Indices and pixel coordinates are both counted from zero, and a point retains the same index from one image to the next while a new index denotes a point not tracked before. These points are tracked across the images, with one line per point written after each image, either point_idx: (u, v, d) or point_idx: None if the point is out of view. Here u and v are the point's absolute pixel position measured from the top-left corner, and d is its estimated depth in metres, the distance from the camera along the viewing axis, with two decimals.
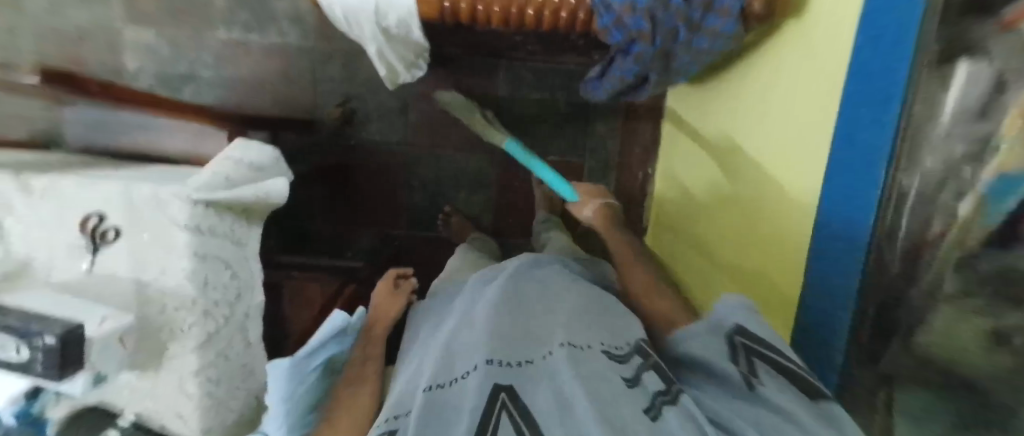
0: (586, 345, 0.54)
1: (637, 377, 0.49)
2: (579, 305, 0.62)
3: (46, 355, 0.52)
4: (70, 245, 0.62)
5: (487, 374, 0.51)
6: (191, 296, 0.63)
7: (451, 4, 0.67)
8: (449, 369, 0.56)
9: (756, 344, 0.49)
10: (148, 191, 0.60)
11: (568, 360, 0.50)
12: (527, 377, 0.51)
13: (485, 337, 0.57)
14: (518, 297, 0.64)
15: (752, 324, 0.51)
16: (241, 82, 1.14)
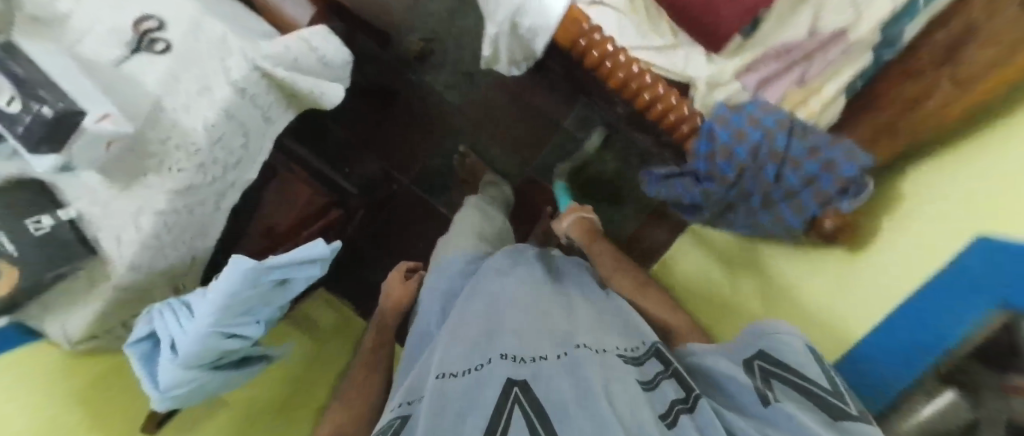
0: (600, 349, 0.54)
1: (652, 386, 0.50)
2: (585, 315, 0.61)
3: (37, 121, 0.51)
4: (111, 29, 0.58)
5: (506, 370, 0.49)
6: (198, 145, 0.60)
7: (586, 43, 0.66)
8: (463, 356, 0.53)
9: (774, 366, 0.51)
10: (219, 29, 0.57)
11: (591, 359, 0.50)
12: (546, 369, 0.50)
13: (504, 329, 0.56)
14: (536, 291, 0.64)
15: (773, 344, 0.52)
16: None
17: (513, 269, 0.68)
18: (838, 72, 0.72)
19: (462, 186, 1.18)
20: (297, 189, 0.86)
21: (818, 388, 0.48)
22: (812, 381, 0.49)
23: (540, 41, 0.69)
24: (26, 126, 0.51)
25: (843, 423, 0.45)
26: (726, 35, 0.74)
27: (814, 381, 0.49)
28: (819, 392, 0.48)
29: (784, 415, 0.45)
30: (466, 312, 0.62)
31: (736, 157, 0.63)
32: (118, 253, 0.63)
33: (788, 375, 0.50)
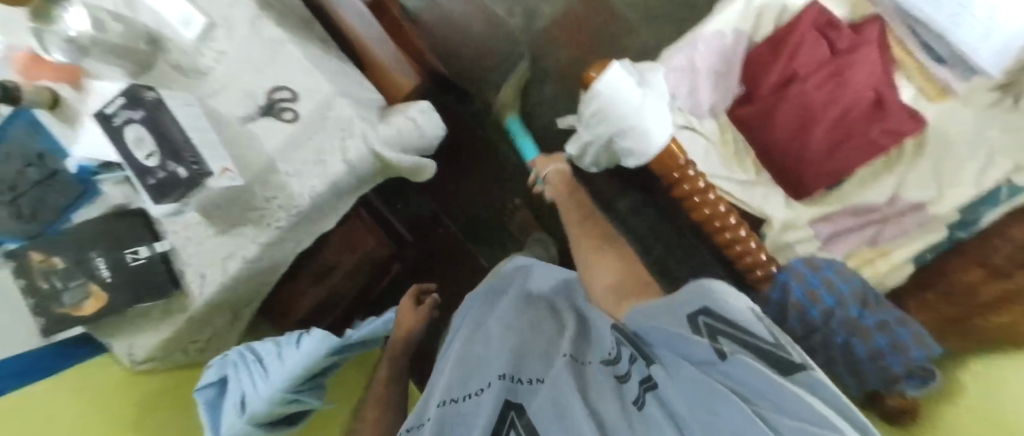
0: (585, 361, 0.59)
1: (625, 377, 0.53)
2: (572, 330, 0.67)
3: (172, 178, 0.53)
4: (242, 90, 0.60)
5: (500, 390, 0.56)
6: (300, 209, 0.63)
7: (679, 175, 0.68)
8: (463, 384, 0.61)
9: (722, 322, 0.43)
10: (347, 112, 0.60)
11: (569, 369, 0.56)
12: (535, 391, 0.57)
13: (500, 350, 0.63)
14: (529, 315, 0.71)
15: (716, 300, 0.43)
16: (447, 14, 1.12)
17: (513, 294, 0.76)
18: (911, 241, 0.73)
19: (507, 245, 1.20)
20: (363, 239, 0.87)
21: (766, 338, 0.41)
22: (750, 329, 0.42)
23: (631, 161, 0.72)
24: (157, 179, 0.53)
25: (803, 378, 0.38)
26: (807, 188, 0.72)
27: (760, 329, 0.41)
28: (765, 344, 0.41)
29: (743, 369, 0.40)
30: (476, 337, 0.69)
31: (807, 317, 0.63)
32: (198, 290, 0.65)
33: (734, 331, 0.43)
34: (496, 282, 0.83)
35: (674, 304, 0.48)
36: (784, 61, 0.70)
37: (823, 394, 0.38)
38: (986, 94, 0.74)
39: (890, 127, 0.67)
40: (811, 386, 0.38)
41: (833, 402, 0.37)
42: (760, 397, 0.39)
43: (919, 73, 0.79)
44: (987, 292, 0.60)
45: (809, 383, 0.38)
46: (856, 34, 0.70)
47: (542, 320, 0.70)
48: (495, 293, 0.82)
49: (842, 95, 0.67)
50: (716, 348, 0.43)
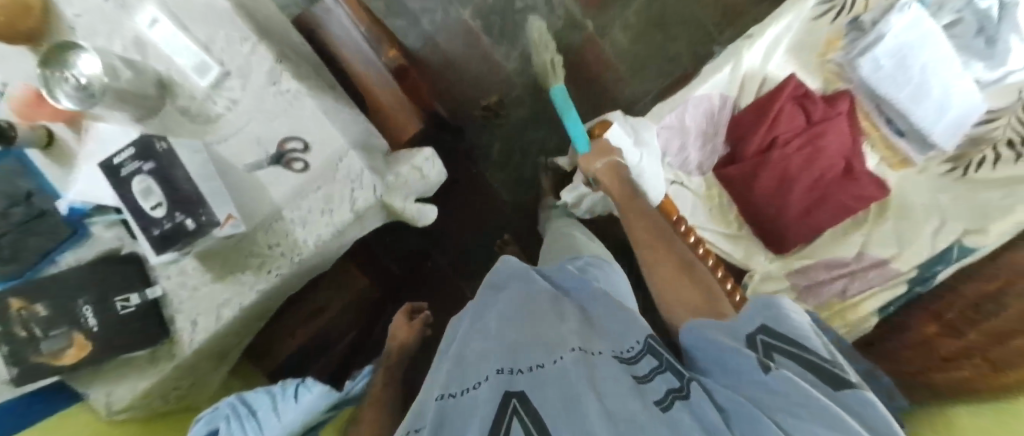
0: (597, 350, 0.53)
1: (646, 378, 0.48)
2: (581, 318, 0.60)
3: (176, 229, 0.52)
4: (252, 138, 0.60)
5: (499, 382, 0.50)
6: (302, 256, 0.63)
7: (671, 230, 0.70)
8: (461, 378, 0.54)
9: (778, 340, 0.48)
10: (358, 165, 0.60)
11: (577, 363, 0.50)
12: (541, 379, 0.50)
13: (499, 344, 0.56)
14: (524, 303, 0.64)
15: (775, 319, 0.50)
16: (443, 54, 1.14)
17: (512, 283, 0.70)
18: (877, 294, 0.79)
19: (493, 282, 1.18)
20: (355, 276, 0.91)
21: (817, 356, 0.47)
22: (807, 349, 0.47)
23: None
24: (162, 230, 0.52)
25: (849, 393, 0.43)
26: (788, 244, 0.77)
27: (812, 348, 0.47)
28: (817, 360, 0.46)
29: (786, 382, 0.43)
30: (475, 331, 0.62)
31: None
32: (189, 338, 0.63)
33: (788, 350, 0.48)
34: (494, 279, 0.74)
35: (727, 327, 0.52)
36: (767, 126, 0.75)
37: (863, 411, 0.41)
38: (938, 166, 1.00)
39: (858, 193, 0.74)
40: (849, 405, 0.42)
41: (869, 417, 0.41)
42: (795, 409, 0.42)
43: (885, 141, 1.03)
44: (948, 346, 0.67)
45: (848, 399, 0.43)
46: (829, 105, 0.77)
47: (543, 309, 0.63)
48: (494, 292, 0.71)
49: (819, 160, 0.73)
50: (763, 363, 0.46)
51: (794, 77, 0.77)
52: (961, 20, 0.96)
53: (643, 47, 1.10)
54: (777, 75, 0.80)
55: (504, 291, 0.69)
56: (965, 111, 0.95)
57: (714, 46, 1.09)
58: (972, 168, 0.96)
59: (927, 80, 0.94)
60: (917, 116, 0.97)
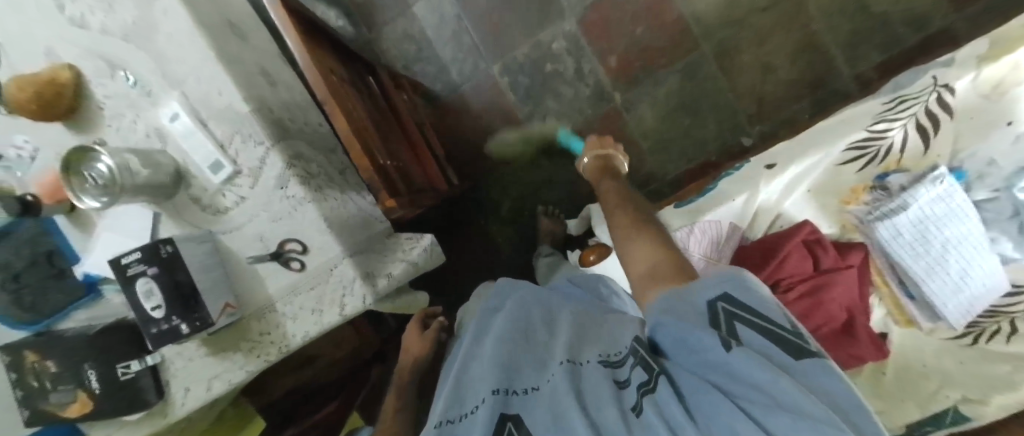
0: (584, 359, 0.49)
1: (626, 382, 0.43)
2: (575, 332, 0.57)
3: (169, 332, 0.56)
4: (254, 236, 0.63)
5: (493, 403, 0.47)
6: (289, 347, 0.65)
7: None
8: (460, 401, 0.51)
9: (741, 309, 0.38)
10: (351, 273, 0.63)
11: (563, 375, 0.46)
12: (534, 398, 0.47)
13: (492, 362, 0.53)
14: (519, 318, 0.62)
15: (734, 284, 0.39)
16: (468, 108, 1.16)
17: (508, 302, 0.68)
18: None
19: None
20: (348, 337, 0.99)
21: (782, 324, 0.37)
22: (771, 318, 0.38)
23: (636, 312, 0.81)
24: (159, 329, 0.56)
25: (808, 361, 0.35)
26: None
27: (776, 314, 0.38)
28: (783, 329, 0.37)
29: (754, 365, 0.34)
30: (473, 352, 0.60)
31: None
32: (181, 401, 0.67)
33: (753, 318, 0.38)
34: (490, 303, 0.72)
35: (678, 296, 0.41)
36: (773, 266, 0.72)
37: (822, 385, 0.34)
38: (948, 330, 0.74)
39: (855, 352, 0.72)
40: (809, 375, 0.34)
41: (826, 391, 0.34)
42: (753, 396, 0.34)
43: (891, 296, 0.75)
44: None
45: (809, 372, 0.35)
46: (842, 253, 0.74)
47: (538, 327, 0.61)
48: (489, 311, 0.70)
49: (819, 311, 0.71)
50: (726, 342, 0.37)
51: (810, 222, 0.74)
52: (997, 199, 0.69)
53: (669, 127, 1.10)
54: (794, 212, 0.77)
55: (502, 309, 0.67)
56: (986, 286, 0.68)
57: (743, 138, 1.09)
58: (972, 340, 0.74)
59: (951, 254, 0.67)
60: (930, 285, 0.69)
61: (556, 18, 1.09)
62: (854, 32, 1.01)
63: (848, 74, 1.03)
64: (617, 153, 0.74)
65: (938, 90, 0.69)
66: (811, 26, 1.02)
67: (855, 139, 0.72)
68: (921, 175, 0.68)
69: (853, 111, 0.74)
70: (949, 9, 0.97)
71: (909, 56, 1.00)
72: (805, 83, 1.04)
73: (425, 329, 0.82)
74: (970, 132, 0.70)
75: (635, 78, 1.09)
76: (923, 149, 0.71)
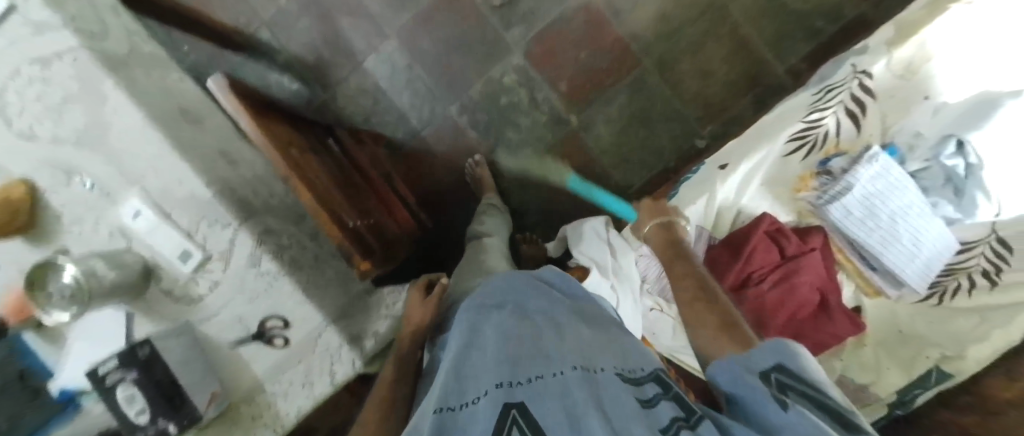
0: (599, 368, 0.42)
1: (652, 403, 0.37)
2: (583, 335, 0.48)
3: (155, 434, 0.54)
4: (234, 319, 0.63)
5: (497, 395, 0.39)
6: (281, 423, 0.66)
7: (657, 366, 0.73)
8: (459, 389, 0.42)
9: (797, 381, 0.36)
10: (336, 341, 0.66)
11: (580, 384, 0.38)
12: (546, 390, 0.39)
13: (492, 352, 0.45)
14: (518, 313, 0.53)
15: (791, 357, 0.37)
16: (432, 151, 1.18)
17: (503, 294, 0.58)
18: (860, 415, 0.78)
19: None
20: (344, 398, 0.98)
21: (841, 400, 0.34)
22: (826, 390, 0.35)
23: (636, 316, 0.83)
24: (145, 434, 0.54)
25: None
26: None
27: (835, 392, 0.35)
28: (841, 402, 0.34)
29: (802, 421, 0.31)
30: (468, 341, 0.50)
31: None
32: None
33: (809, 388, 0.35)
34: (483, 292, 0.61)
35: (734, 368, 0.39)
36: (741, 264, 0.74)
37: None
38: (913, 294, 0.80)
39: (834, 330, 0.74)
40: None
41: None
42: None
43: (857, 272, 0.78)
44: None
45: None
46: (803, 239, 0.77)
47: (541, 322, 0.51)
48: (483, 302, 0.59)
49: (793, 298, 0.74)
50: (778, 400, 0.34)
51: (770, 215, 0.78)
52: (929, 168, 0.71)
53: (627, 140, 1.15)
54: (754, 207, 0.80)
55: (497, 300, 0.57)
56: (939, 247, 0.73)
57: (696, 141, 1.14)
58: (937, 300, 0.79)
59: (901, 225, 0.71)
60: (890, 257, 0.73)
61: (503, 54, 1.13)
62: (779, 29, 1.08)
63: (780, 68, 1.09)
64: (674, 218, 0.70)
65: (858, 76, 0.74)
66: (739, 29, 1.09)
67: (793, 131, 0.77)
68: (858, 156, 0.73)
69: (789, 105, 0.79)
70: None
71: (832, 44, 1.07)
72: (743, 82, 1.11)
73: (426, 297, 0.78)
74: (893, 110, 0.76)
75: (587, 100, 1.14)
76: (856, 131, 0.76)
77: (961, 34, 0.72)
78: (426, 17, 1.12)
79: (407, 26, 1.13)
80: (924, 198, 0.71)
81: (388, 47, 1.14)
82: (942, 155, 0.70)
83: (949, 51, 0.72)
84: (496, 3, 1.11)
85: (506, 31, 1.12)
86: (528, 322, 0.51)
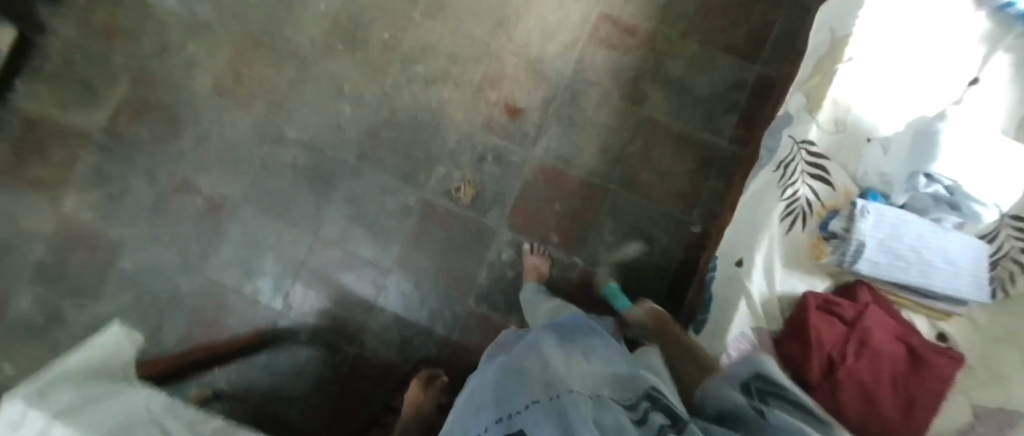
0: (597, 393, 0.49)
1: (640, 422, 0.45)
2: (589, 372, 0.56)
3: None
4: None
5: (505, 425, 0.49)
6: None
7: None
8: (475, 420, 0.53)
9: None
10: None
11: (572, 403, 0.45)
12: (542, 411, 0.47)
13: (504, 392, 0.54)
14: (530, 353, 0.62)
15: None
16: (468, 350, 1.18)
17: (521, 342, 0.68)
18: None
19: None
20: None
21: None
22: None
23: None
24: None
25: None
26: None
27: None
28: None
29: None
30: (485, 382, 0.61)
31: None
32: None
33: None
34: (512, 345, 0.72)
35: None
36: (817, 348, 0.73)
37: None
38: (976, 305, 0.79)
39: (937, 373, 0.72)
40: None
41: None
42: None
43: (919, 305, 0.79)
44: None
45: None
46: (850, 297, 0.79)
47: (552, 355, 0.60)
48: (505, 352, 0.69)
49: (883, 361, 0.72)
50: None
51: (811, 291, 0.79)
52: (914, 195, 0.75)
53: (633, 255, 1.18)
54: (791, 289, 0.82)
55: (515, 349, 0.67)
56: (970, 253, 0.75)
57: (691, 228, 1.18)
58: (1004, 293, 0.79)
59: (925, 252, 0.73)
60: (935, 283, 0.74)
61: (492, 238, 1.21)
62: (704, 113, 1.20)
63: (722, 141, 1.20)
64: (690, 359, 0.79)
65: (802, 146, 0.83)
66: (673, 126, 1.21)
67: (780, 212, 0.82)
68: (849, 213, 0.77)
69: (763, 188, 0.88)
70: (749, 62, 1.21)
71: (752, 104, 1.20)
72: (701, 165, 1.19)
73: (426, 387, 1.02)
74: (849, 158, 0.83)
75: (580, 241, 1.19)
76: (831, 188, 0.82)
77: (865, 82, 0.82)
78: (413, 238, 1.21)
79: (400, 254, 1.21)
80: (928, 222, 0.75)
81: (392, 278, 1.20)
82: (918, 188, 0.73)
83: (860, 99, 0.82)
84: (466, 201, 1.21)
85: (485, 219, 1.21)
86: (537, 358, 0.60)
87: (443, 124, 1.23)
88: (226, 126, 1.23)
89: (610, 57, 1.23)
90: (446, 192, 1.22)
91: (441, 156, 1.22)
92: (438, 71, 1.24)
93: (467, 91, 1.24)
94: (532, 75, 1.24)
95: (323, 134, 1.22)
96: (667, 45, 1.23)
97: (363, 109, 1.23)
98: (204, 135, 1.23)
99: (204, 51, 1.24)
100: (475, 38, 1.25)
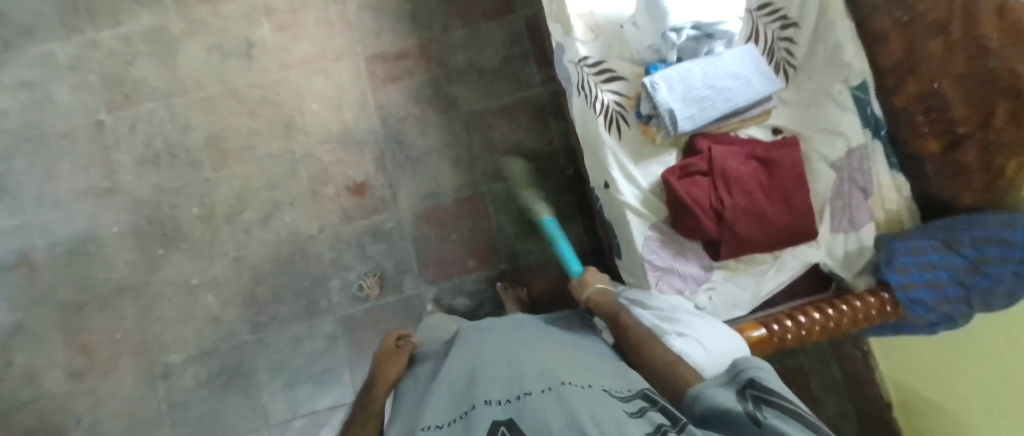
0: (587, 386, 0.49)
1: (640, 413, 0.43)
2: (577, 366, 0.56)
3: None
4: None
5: (498, 415, 0.44)
6: None
7: (780, 327, 0.74)
8: (457, 403, 0.51)
9: None
10: None
11: (564, 395, 0.44)
12: (537, 403, 0.44)
13: (497, 378, 0.53)
14: (511, 344, 0.63)
15: None
16: None
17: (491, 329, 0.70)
18: (873, 160, 0.84)
19: None
20: None
21: None
22: None
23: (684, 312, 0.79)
24: None
25: None
26: (811, 225, 0.81)
27: None
28: None
29: None
30: (467, 363, 0.60)
31: (923, 286, 0.73)
32: None
33: None
34: (474, 329, 0.73)
35: None
36: (699, 209, 0.80)
37: None
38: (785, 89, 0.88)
39: (790, 162, 0.81)
40: None
41: None
42: None
43: (746, 122, 0.86)
44: (969, 127, 0.71)
45: None
46: (697, 152, 0.85)
47: (537, 352, 0.60)
48: (479, 332, 0.71)
49: (748, 184, 0.80)
50: None
51: (667, 169, 0.84)
52: (681, 51, 0.84)
53: (540, 228, 1.21)
54: (654, 178, 0.87)
55: (491, 333, 0.69)
56: (749, 59, 0.83)
57: (566, 173, 1.23)
58: (793, 67, 0.90)
59: (718, 83, 0.81)
60: (741, 100, 0.81)
61: (422, 301, 1.19)
62: (508, 77, 1.25)
63: (536, 89, 1.25)
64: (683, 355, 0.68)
65: (581, 65, 0.89)
66: (492, 105, 1.24)
67: (603, 125, 0.87)
68: (646, 94, 0.83)
69: (579, 115, 0.91)
70: (508, 13, 1.26)
71: (536, 44, 1.26)
72: (536, 119, 1.24)
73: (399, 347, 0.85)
74: (619, 48, 0.89)
75: (492, 250, 1.21)
76: (625, 81, 0.89)
77: None
78: (357, 353, 1.16)
79: (355, 372, 1.16)
80: (704, 59, 0.82)
81: None
82: (676, 43, 0.81)
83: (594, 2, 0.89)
84: (374, 287, 1.18)
85: (405, 292, 1.19)
86: (520, 348, 0.61)
87: (306, 241, 1.19)
88: (112, 397, 1.12)
89: (399, 88, 1.24)
90: (352, 295, 1.18)
91: (325, 270, 1.19)
92: (266, 205, 1.19)
93: (305, 203, 1.20)
94: (348, 147, 1.22)
95: (208, 332, 1.15)
96: (436, 46, 1.26)
97: (226, 286, 1.17)
98: (96, 421, 1.11)
99: (34, 350, 1.12)
100: (276, 155, 1.21)
